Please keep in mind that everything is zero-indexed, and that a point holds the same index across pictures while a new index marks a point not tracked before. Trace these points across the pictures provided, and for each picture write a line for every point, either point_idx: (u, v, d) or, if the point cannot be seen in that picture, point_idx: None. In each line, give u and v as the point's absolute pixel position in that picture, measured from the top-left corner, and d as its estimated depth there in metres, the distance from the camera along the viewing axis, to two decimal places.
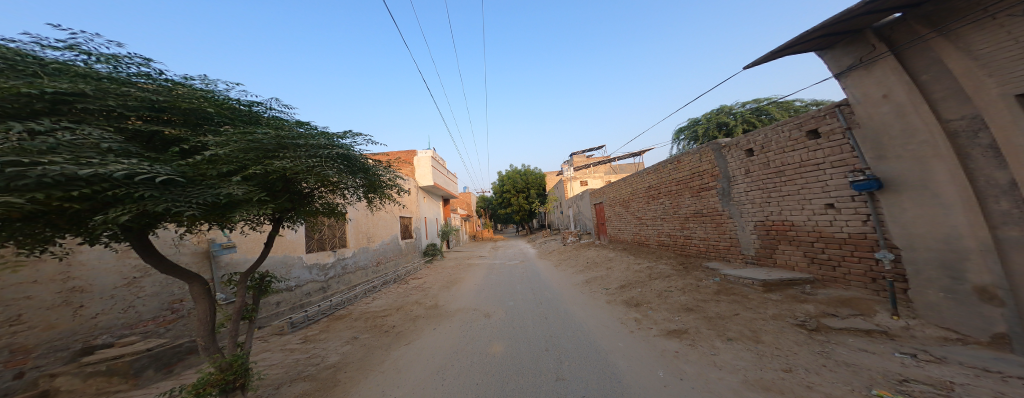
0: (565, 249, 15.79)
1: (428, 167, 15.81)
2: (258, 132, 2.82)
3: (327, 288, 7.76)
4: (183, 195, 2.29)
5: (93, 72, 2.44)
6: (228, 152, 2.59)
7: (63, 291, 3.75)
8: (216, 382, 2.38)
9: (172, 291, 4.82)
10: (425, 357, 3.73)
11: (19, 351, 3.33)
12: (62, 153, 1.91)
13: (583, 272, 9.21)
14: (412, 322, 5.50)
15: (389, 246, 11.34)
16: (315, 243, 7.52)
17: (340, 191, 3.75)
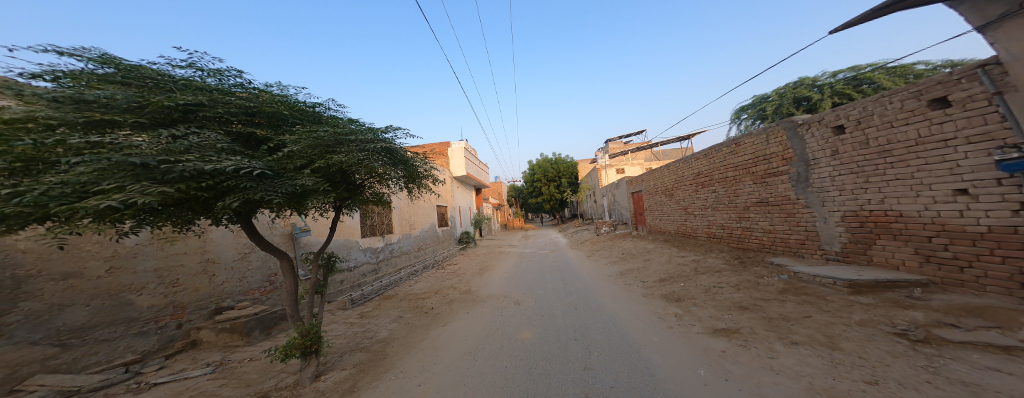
0: (599, 239, 15.26)
1: (462, 158, 16.25)
2: (321, 129, 3.17)
3: (378, 270, 8.63)
4: (271, 185, 2.73)
5: (206, 85, 2.99)
6: (301, 149, 2.99)
7: (203, 262, 4.83)
8: (298, 346, 2.92)
9: (270, 266, 5.81)
10: (459, 338, 4.00)
11: (179, 307, 4.50)
12: (193, 152, 2.43)
13: (617, 264, 8.78)
14: (448, 305, 5.89)
15: (428, 233, 12.11)
16: (368, 229, 8.39)
17: (386, 181, 4.08)
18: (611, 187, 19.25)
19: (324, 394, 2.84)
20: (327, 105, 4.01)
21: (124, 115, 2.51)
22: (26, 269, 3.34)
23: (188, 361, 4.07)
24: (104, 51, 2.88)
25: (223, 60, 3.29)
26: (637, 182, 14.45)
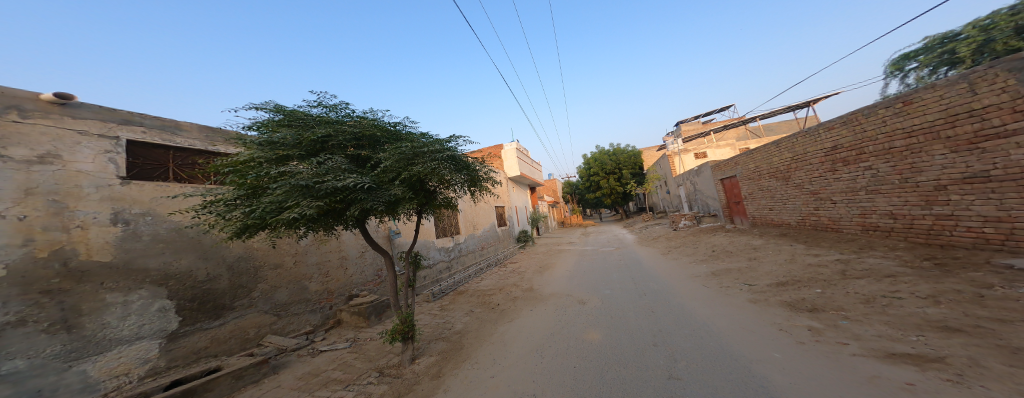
0: (675, 234, 13.33)
1: (515, 159, 16.40)
2: (403, 145, 3.68)
3: (450, 267, 9.46)
4: (374, 197, 3.35)
5: (330, 118, 3.82)
6: (391, 163, 3.55)
7: (340, 258, 6.20)
8: (400, 331, 3.47)
9: (376, 263, 7.04)
10: (526, 335, 4.06)
11: (329, 293, 5.90)
12: (329, 174, 3.22)
13: (704, 263, 7.45)
14: (513, 302, 6.01)
15: (490, 233, 12.66)
16: (441, 231, 9.27)
17: (452, 187, 4.41)
18: (690, 174, 16.58)
19: (418, 376, 3.32)
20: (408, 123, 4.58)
21: (289, 150, 3.48)
22: (258, 261, 4.90)
23: (336, 336, 5.28)
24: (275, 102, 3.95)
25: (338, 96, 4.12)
26: (727, 166, 12.05)
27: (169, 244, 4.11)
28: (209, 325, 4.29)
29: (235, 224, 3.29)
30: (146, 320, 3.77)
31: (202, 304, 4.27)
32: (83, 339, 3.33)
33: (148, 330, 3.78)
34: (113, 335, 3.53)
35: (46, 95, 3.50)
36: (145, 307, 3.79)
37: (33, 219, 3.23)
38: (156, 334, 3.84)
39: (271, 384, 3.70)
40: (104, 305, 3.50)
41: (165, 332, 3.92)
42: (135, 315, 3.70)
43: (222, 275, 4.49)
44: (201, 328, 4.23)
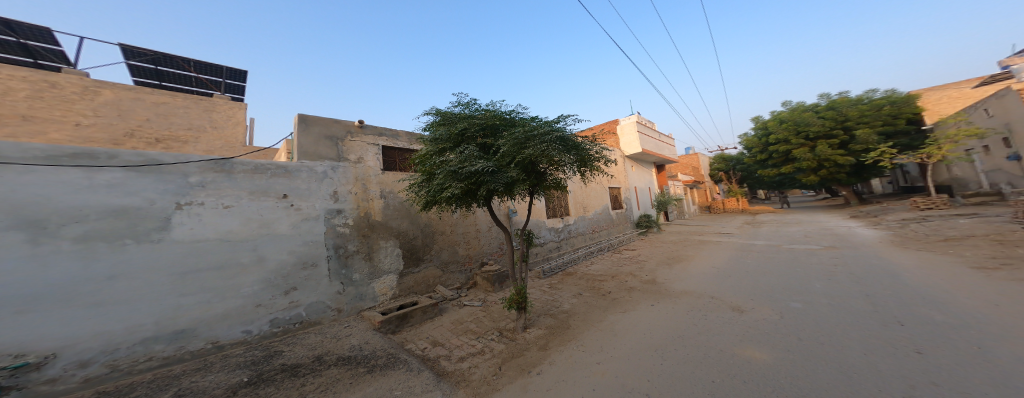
0: (924, 235, 8.22)
1: (635, 134, 14.23)
2: (517, 130, 3.89)
3: (560, 248, 9.47)
4: (493, 180, 3.77)
5: (464, 113, 4.46)
6: (506, 148, 3.84)
7: (474, 231, 7.32)
8: (516, 301, 3.84)
9: (498, 237, 7.89)
10: (642, 330, 3.66)
11: (468, 258, 7.11)
12: (460, 161, 3.85)
13: (1003, 282, 4.18)
14: (628, 292, 5.48)
15: (603, 216, 11.83)
16: (552, 211, 9.40)
17: (564, 168, 4.34)
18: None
19: (528, 344, 3.67)
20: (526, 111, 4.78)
21: (437, 144, 4.36)
22: (432, 228, 6.48)
23: (472, 295, 6.41)
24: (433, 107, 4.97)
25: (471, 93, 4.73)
26: None
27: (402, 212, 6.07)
28: (414, 270, 6.11)
29: (421, 199, 4.61)
30: (396, 260, 5.85)
31: (410, 254, 6.08)
32: (376, 266, 5.58)
33: (398, 265, 5.86)
34: (383, 267, 5.68)
35: (353, 123, 5.97)
36: (396, 250, 5.87)
37: (356, 194, 5.56)
38: (397, 270, 5.86)
39: (438, 322, 4.93)
40: (383, 246, 5.72)
41: (399, 270, 5.89)
42: (392, 255, 5.81)
43: (418, 235, 6.22)
44: (411, 272, 6.07)
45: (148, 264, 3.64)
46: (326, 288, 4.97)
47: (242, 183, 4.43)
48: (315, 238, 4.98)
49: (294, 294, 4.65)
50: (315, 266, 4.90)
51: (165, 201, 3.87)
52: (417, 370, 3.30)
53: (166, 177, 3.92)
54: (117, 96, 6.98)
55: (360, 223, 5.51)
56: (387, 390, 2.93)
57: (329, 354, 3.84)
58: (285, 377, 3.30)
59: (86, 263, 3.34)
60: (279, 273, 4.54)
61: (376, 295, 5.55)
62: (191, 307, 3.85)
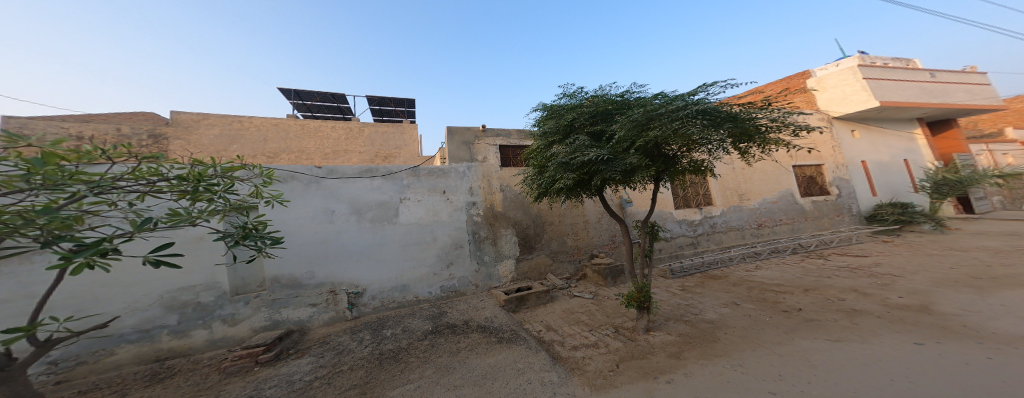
0: None
1: (858, 80, 10.13)
2: (635, 112, 3.57)
3: (697, 244, 8.02)
4: (610, 168, 3.58)
5: (570, 102, 4.40)
6: (623, 132, 3.58)
7: (583, 222, 7.16)
8: (636, 299, 3.55)
9: (610, 229, 7.44)
10: (869, 368, 2.61)
11: (576, 249, 7.03)
12: (569, 151, 3.83)
13: None
14: (819, 313, 3.98)
15: (778, 206, 9.04)
16: (682, 201, 8.14)
17: (701, 147, 3.73)
18: None
19: (652, 347, 3.34)
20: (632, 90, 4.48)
21: (544, 137, 4.47)
22: (541, 219, 6.75)
23: (583, 287, 6.34)
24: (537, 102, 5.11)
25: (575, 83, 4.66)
26: None
27: (518, 204, 6.59)
28: (527, 256, 6.56)
29: (532, 191, 4.88)
30: (511, 247, 6.39)
31: (525, 242, 6.54)
32: (498, 252, 6.27)
33: (512, 250, 6.39)
34: (504, 251, 6.33)
35: (478, 127, 6.83)
36: (511, 238, 6.41)
37: (483, 189, 6.36)
38: (511, 255, 6.39)
39: (551, 308, 5.13)
40: (504, 234, 6.37)
41: (512, 256, 6.40)
42: (507, 243, 6.36)
43: (530, 226, 6.63)
44: (525, 258, 6.54)
45: (393, 237, 5.42)
46: (468, 265, 5.94)
47: (425, 181, 5.85)
48: (459, 224, 5.99)
49: (452, 268, 5.80)
50: (462, 247, 5.93)
51: (395, 196, 5.54)
52: (534, 349, 3.57)
53: (399, 179, 5.62)
54: (376, 132, 11.36)
55: (487, 213, 6.29)
56: (514, 364, 3.24)
57: (471, 321, 4.61)
58: (446, 333, 4.20)
59: (378, 232, 5.33)
60: (450, 249, 5.82)
61: (500, 276, 6.24)
62: (408, 270, 5.46)
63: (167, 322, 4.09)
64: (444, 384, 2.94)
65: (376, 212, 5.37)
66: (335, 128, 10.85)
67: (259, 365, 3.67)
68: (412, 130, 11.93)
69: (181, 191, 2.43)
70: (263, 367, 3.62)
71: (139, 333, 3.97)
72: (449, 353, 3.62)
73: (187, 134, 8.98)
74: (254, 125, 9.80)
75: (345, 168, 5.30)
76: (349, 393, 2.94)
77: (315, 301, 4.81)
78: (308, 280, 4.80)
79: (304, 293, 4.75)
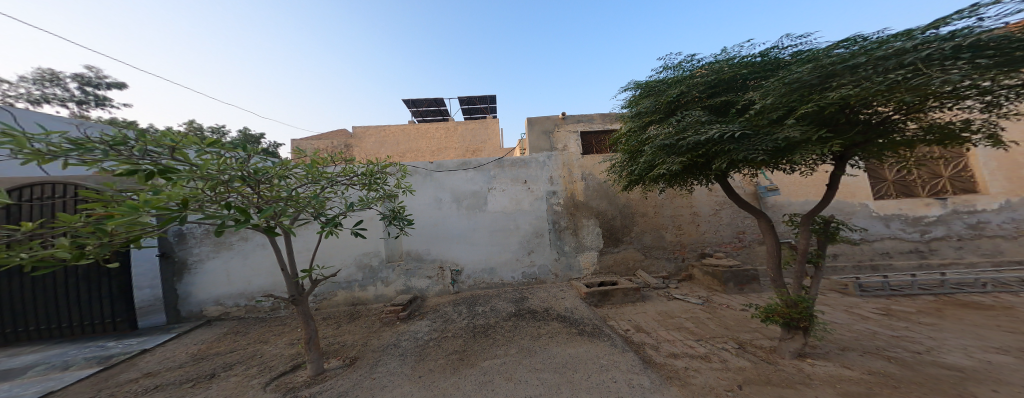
0: None
1: None
2: (797, 70, 2.81)
3: (924, 252, 6.05)
4: (752, 144, 2.97)
5: (681, 75, 3.91)
6: (774, 99, 2.88)
7: (691, 214, 6.26)
8: (782, 314, 2.87)
9: (738, 224, 6.24)
10: None
11: (680, 246, 6.24)
12: (686, 129, 3.37)
13: None
14: None
15: None
16: (892, 189, 6.35)
17: (952, 103, 2.49)
18: None
19: (803, 377, 2.66)
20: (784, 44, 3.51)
21: (642, 117, 4.11)
22: (630, 209, 6.22)
23: (688, 289, 5.59)
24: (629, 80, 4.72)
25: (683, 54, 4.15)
26: None
27: (598, 193, 6.23)
28: (613, 249, 6.18)
29: (622, 179, 4.56)
30: (592, 239, 6.14)
31: (610, 234, 6.19)
32: (579, 243, 6.11)
33: (592, 242, 6.13)
34: (586, 243, 6.13)
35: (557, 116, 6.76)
36: (592, 229, 6.15)
37: (564, 178, 6.21)
38: (594, 247, 6.14)
39: (641, 308, 4.72)
40: (585, 225, 6.15)
41: (596, 248, 6.15)
42: (588, 234, 6.14)
43: (616, 217, 6.20)
44: (610, 252, 6.19)
45: (478, 226, 5.88)
46: (547, 254, 6.00)
47: (508, 172, 6.08)
48: (539, 214, 6.04)
49: (533, 255, 5.96)
50: (541, 236, 6.00)
51: (483, 186, 5.97)
52: (621, 348, 3.36)
53: (484, 169, 6.02)
54: (484, 130, 12.49)
55: (568, 203, 6.15)
56: (598, 359, 3.12)
57: (552, 309, 4.66)
58: (528, 317, 4.38)
59: (472, 219, 5.89)
60: (530, 236, 5.98)
61: (582, 268, 6.09)
62: (494, 254, 5.89)
63: (357, 277, 5.46)
64: (526, 365, 3.08)
65: (470, 201, 5.91)
66: (437, 128, 12.42)
67: (400, 320, 4.60)
68: (495, 124, 12.63)
69: (365, 183, 3.43)
70: (402, 322, 4.52)
71: (348, 282, 5.44)
72: (531, 336, 3.78)
73: (360, 142, 12.17)
74: (391, 131, 12.25)
75: (448, 162, 5.99)
76: (450, 357, 3.39)
77: (427, 273, 5.68)
78: (425, 255, 5.70)
79: (422, 266, 5.68)
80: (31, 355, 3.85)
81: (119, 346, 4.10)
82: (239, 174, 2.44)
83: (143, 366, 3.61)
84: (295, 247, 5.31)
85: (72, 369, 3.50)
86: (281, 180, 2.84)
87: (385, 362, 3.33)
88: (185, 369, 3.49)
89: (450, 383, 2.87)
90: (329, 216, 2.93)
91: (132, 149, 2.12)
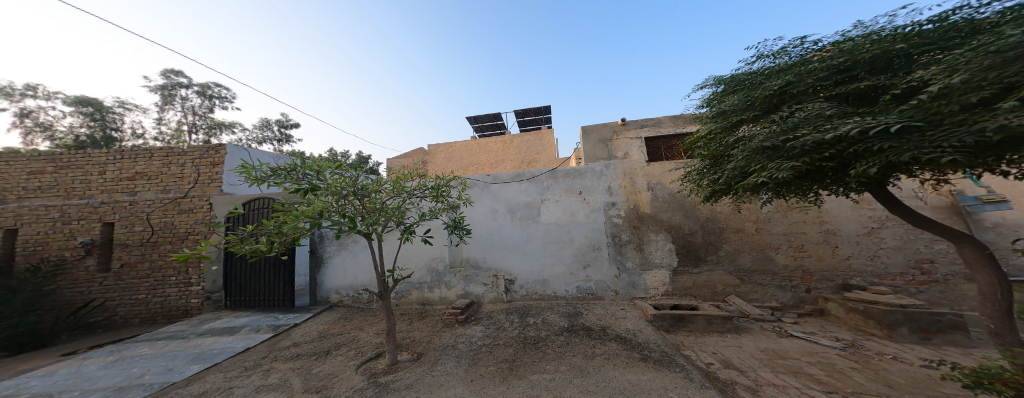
0: None
1: None
2: (1013, 33, 2.03)
3: None
4: (926, 139, 2.24)
5: (791, 63, 3.30)
6: (969, 76, 2.11)
7: (824, 232, 5.07)
8: (1011, 382, 1.93)
9: (916, 249, 4.77)
10: None
11: (806, 272, 5.09)
12: (804, 126, 2.79)
13: None
14: None
15: None
16: None
17: None
18: None
19: None
20: (975, 3, 2.57)
21: (734, 116, 3.59)
22: (716, 223, 5.37)
23: (816, 327, 4.45)
24: (713, 76, 4.22)
25: (791, 37, 3.51)
26: None
27: (669, 204, 5.58)
28: (692, 270, 5.40)
29: (703, 189, 4.03)
30: (664, 255, 5.49)
31: (687, 252, 5.43)
32: (645, 258, 5.54)
33: (665, 260, 5.47)
34: (654, 260, 5.52)
35: (616, 123, 6.35)
36: (662, 245, 5.51)
37: (624, 188, 5.75)
38: (666, 266, 5.47)
39: (733, 341, 3.94)
40: (652, 240, 5.55)
41: (670, 266, 5.46)
42: (660, 251, 5.51)
43: (696, 231, 5.43)
44: (688, 272, 5.41)
45: (535, 238, 5.85)
46: (605, 271, 5.59)
47: (561, 183, 5.92)
48: (596, 226, 5.69)
49: (589, 270, 5.62)
50: (599, 250, 5.63)
51: (537, 198, 5.94)
52: (699, 384, 2.86)
53: (536, 179, 5.98)
54: (544, 139, 12.64)
55: (630, 215, 5.66)
56: (665, 391, 2.72)
57: (610, 328, 4.29)
58: (581, 334, 4.12)
59: (528, 230, 5.89)
60: (586, 249, 5.67)
61: (648, 287, 5.49)
62: (549, 266, 5.77)
63: (426, 279, 5.97)
64: (577, 385, 2.89)
65: (524, 211, 5.94)
66: (495, 142, 13.03)
67: (458, 323, 4.86)
68: (550, 135, 12.66)
69: (434, 195, 3.83)
70: (459, 325, 4.77)
71: (420, 284, 5.99)
72: (584, 355, 3.54)
73: (431, 158, 13.58)
74: (455, 147, 13.34)
75: (503, 175, 6.13)
76: (500, 365, 3.41)
77: (484, 281, 5.89)
78: (482, 263, 5.94)
79: (478, 274, 5.93)
80: (246, 318, 5.40)
81: (284, 318, 5.39)
82: (352, 190, 3.07)
83: (294, 337, 4.66)
84: (387, 251, 6.11)
85: (261, 332, 4.77)
86: (376, 195, 3.34)
87: (443, 362, 3.55)
88: (318, 343, 4.37)
89: (499, 391, 2.89)
90: (408, 225, 3.36)
91: (300, 173, 2.94)
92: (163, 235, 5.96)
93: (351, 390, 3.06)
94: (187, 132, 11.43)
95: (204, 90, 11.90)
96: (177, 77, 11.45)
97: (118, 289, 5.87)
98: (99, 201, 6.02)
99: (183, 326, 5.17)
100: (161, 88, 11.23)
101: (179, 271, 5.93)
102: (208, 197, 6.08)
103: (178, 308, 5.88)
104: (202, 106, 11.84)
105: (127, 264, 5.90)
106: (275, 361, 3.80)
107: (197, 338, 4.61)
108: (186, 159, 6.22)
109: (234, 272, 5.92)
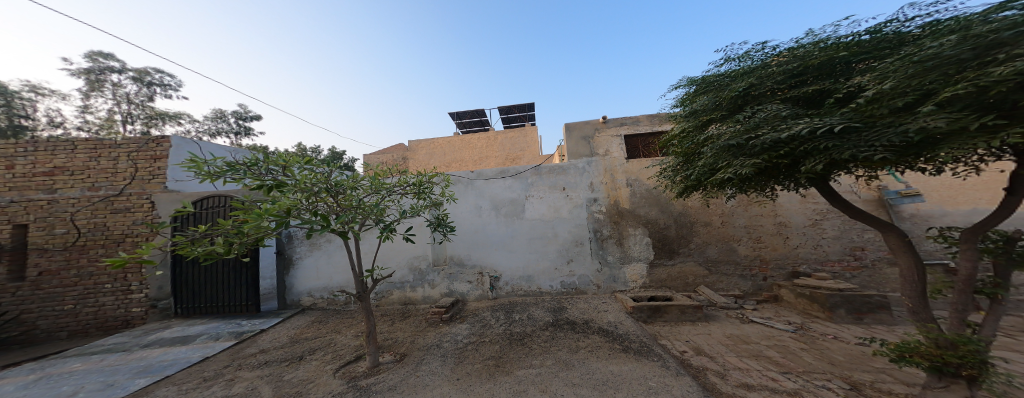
0: None
1: None
2: (930, 46, 2.29)
3: None
4: (862, 139, 2.49)
5: (753, 67, 3.54)
6: (896, 83, 2.37)
7: (777, 224, 5.52)
8: (926, 355, 2.21)
9: (852, 238, 5.33)
10: None
11: (762, 261, 5.53)
12: (763, 126, 3.02)
13: None
14: None
15: None
16: None
17: None
18: None
19: None
20: (903, 17, 2.88)
21: (703, 116, 3.80)
22: (687, 218, 5.68)
23: (772, 312, 4.87)
24: (685, 78, 4.43)
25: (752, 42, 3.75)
26: None
27: (645, 200, 5.82)
28: (666, 262, 5.69)
29: (676, 185, 4.25)
30: (642, 249, 5.73)
31: (662, 245, 5.71)
32: (624, 253, 5.75)
33: (641, 253, 5.72)
34: (633, 254, 5.75)
35: (597, 120, 6.50)
36: (640, 239, 5.74)
37: (606, 184, 5.91)
38: (642, 259, 5.72)
39: (702, 329, 4.22)
40: (632, 234, 5.77)
41: (647, 259, 5.72)
42: (637, 245, 5.75)
43: (671, 226, 5.71)
44: (662, 264, 5.70)
45: (518, 234, 5.88)
46: (588, 265, 5.75)
47: (545, 179, 5.98)
48: (579, 222, 5.83)
49: (572, 265, 5.76)
50: (581, 245, 5.77)
51: (520, 194, 5.96)
52: (674, 371, 3.03)
53: (519, 176, 6.00)
54: (529, 136, 12.67)
55: (611, 210, 5.84)
56: (646, 380, 2.86)
57: (592, 322, 4.42)
58: (566, 328, 4.22)
59: (511, 226, 5.92)
60: (569, 244, 5.79)
61: (627, 280, 5.71)
62: (533, 262, 5.83)
63: (408, 278, 5.83)
64: (563, 378, 2.97)
65: (508, 208, 5.95)
66: (479, 139, 12.91)
67: (443, 321, 4.82)
68: (535, 131, 12.70)
69: (415, 191, 3.72)
70: (444, 324, 4.71)
71: (401, 283, 5.84)
72: (569, 349, 3.63)
73: (413, 154, 13.22)
74: (438, 143, 13.05)
75: (485, 171, 6.10)
76: (486, 362, 3.42)
77: (467, 278, 5.86)
78: (465, 260, 5.89)
79: (462, 271, 5.87)
80: (201, 326, 4.99)
81: (249, 324, 5.04)
82: (324, 187, 2.91)
83: (261, 343, 4.38)
84: (365, 250, 5.88)
85: (221, 340, 4.43)
86: (352, 191, 3.19)
87: (428, 361, 3.50)
88: (288, 349, 4.14)
89: (486, 388, 2.90)
90: (386, 222, 3.24)
91: (263, 168, 2.74)
92: (93, 238, 5.34)
93: (329, 395, 2.95)
94: (120, 122, 10.24)
95: (141, 76, 10.71)
96: (106, 60, 10.21)
97: (38, 300, 5.20)
98: (7, 199, 5.27)
99: (124, 338, 4.68)
100: (86, 72, 9.96)
101: (115, 277, 5.35)
102: (150, 195, 5.51)
103: (115, 318, 5.31)
104: (138, 94, 10.65)
105: (46, 272, 5.22)
106: (239, 370, 3.56)
107: (142, 349, 4.20)
108: (120, 153, 5.59)
109: (186, 277, 5.44)
